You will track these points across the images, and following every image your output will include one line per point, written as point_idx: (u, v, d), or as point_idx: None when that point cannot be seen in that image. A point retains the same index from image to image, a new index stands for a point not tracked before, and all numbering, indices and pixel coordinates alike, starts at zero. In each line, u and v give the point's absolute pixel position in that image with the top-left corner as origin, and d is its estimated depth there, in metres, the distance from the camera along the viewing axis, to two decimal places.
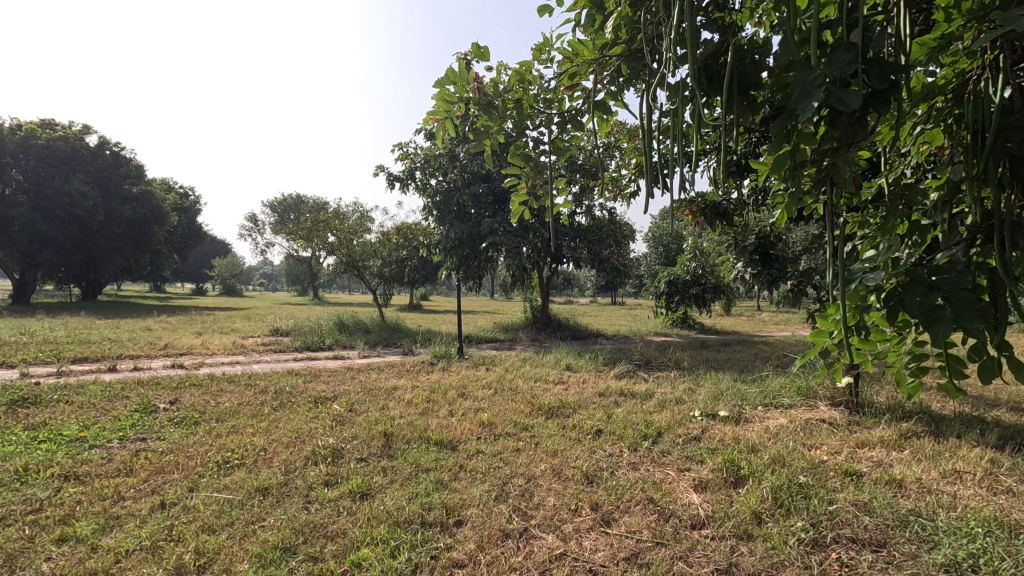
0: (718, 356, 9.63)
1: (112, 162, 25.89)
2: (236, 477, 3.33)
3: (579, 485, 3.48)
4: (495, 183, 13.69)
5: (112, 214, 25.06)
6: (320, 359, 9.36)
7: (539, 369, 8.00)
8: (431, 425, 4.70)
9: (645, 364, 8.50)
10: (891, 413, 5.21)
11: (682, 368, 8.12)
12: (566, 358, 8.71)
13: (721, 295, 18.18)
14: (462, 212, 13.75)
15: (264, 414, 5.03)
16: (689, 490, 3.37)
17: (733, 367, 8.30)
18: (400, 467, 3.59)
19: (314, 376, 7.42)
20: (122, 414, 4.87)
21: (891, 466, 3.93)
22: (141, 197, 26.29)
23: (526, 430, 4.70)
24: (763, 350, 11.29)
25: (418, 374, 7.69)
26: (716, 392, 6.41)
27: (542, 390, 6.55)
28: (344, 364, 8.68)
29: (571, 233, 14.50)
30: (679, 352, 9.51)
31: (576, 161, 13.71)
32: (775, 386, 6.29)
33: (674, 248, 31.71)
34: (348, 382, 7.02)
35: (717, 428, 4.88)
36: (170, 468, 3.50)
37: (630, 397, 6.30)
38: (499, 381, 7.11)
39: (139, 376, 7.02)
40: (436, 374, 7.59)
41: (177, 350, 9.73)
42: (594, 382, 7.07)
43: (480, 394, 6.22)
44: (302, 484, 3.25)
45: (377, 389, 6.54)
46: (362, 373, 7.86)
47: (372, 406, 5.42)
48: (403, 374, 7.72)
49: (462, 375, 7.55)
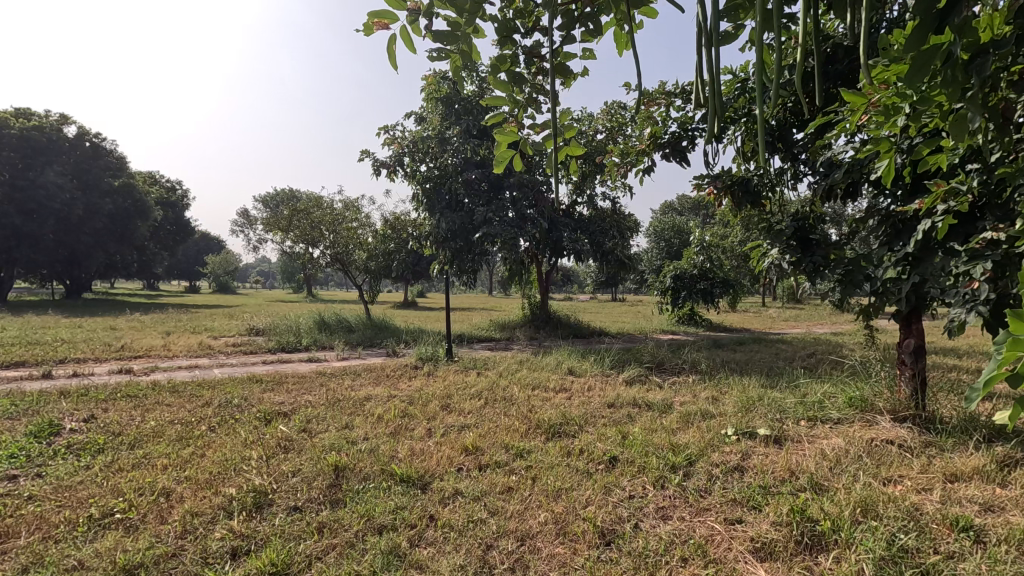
0: (736, 358, 8.64)
1: (91, 154, 24.77)
2: (105, 545, 2.34)
3: (592, 549, 2.50)
4: (490, 169, 12.67)
5: (92, 208, 23.95)
6: (293, 362, 8.34)
7: (537, 373, 7.00)
8: (401, 452, 3.71)
9: (657, 368, 7.51)
10: (970, 431, 4.23)
11: (699, 372, 7.14)
12: (568, 361, 7.71)
13: (730, 290, 17.20)
14: (454, 201, 12.74)
15: (194, 435, 4.04)
16: (748, 559, 2.39)
17: (757, 372, 7.32)
18: (345, 524, 2.60)
19: (277, 382, 6.39)
20: (10, 438, 3.86)
21: (1006, 511, 2.95)
22: (122, 191, 25.19)
23: (520, 457, 3.72)
24: (782, 350, 10.32)
25: (399, 381, 6.70)
26: (747, 403, 5.43)
27: (541, 400, 5.57)
28: (319, 368, 7.70)
29: (571, 225, 13.51)
30: (693, 353, 8.52)
31: None
32: (817, 395, 5.30)
33: (677, 242, 30.91)
34: (315, 391, 6.02)
35: (761, 453, 3.90)
36: (22, 528, 2.52)
37: (644, 409, 5.31)
38: (491, 388, 6.12)
39: (68, 384, 5.99)
40: (419, 381, 6.59)
41: (133, 352, 8.68)
42: (601, 390, 6.07)
43: (468, 406, 5.24)
44: (195, 559, 2.27)
45: (347, 399, 5.54)
46: (334, 378, 6.86)
47: (334, 424, 4.43)
48: (382, 380, 6.73)
49: (450, 381, 6.56)
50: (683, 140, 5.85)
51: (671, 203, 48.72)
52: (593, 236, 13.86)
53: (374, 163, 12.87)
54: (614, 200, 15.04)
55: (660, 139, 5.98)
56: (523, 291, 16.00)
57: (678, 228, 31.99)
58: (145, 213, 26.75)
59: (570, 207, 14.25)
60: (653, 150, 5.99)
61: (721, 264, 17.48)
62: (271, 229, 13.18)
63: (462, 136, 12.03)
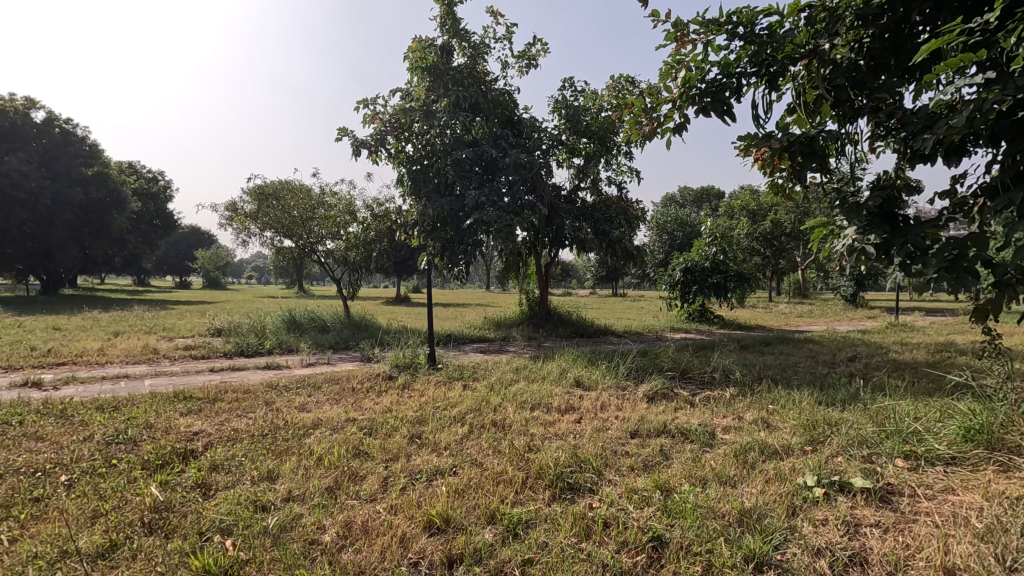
0: (770, 363, 7.32)
1: (60, 141, 23.18)
2: None
3: None
4: (482, 148, 11.30)
5: (62, 198, 22.46)
6: (246, 370, 7.00)
7: (535, 386, 5.68)
8: (330, 534, 2.42)
9: (682, 379, 6.19)
10: None
11: (735, 384, 5.84)
12: (574, 369, 6.40)
13: (744, 285, 15.92)
14: (442, 185, 11.41)
15: (27, 498, 2.71)
16: None
17: (803, 384, 6.03)
18: None
19: (210, 401, 5.06)
20: None
21: None
22: (95, 180, 23.63)
23: (514, 543, 2.41)
24: (814, 352, 9.04)
25: (365, 398, 5.37)
26: (811, 431, 4.16)
27: (544, 428, 4.26)
28: (273, 378, 6.38)
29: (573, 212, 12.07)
30: (721, 357, 7.20)
31: (582, 120, 12.05)
32: (907, 422, 4.02)
33: (679, 235, 29.94)
34: (252, 413, 4.68)
35: (874, 529, 2.62)
36: None
37: (680, 441, 4.01)
38: (478, 409, 4.80)
39: None
40: (390, 398, 5.28)
41: (58, 358, 7.32)
42: (619, 412, 4.77)
43: (445, 437, 3.92)
44: None
45: (288, 426, 4.22)
46: (285, 394, 5.51)
47: (248, 474, 3.11)
48: (343, 398, 5.41)
49: (428, 398, 5.25)
50: (725, 89, 4.52)
51: (672, 195, 47.39)
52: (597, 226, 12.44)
53: (352, 143, 11.48)
54: (619, 186, 13.70)
55: (694, 90, 4.64)
56: (520, 285, 14.69)
57: (681, 220, 30.74)
58: (120, 204, 25.19)
59: (571, 193, 12.90)
60: (685, 104, 4.67)
61: (734, 257, 16.21)
62: (236, 216, 11.76)
63: (450, 110, 10.65)
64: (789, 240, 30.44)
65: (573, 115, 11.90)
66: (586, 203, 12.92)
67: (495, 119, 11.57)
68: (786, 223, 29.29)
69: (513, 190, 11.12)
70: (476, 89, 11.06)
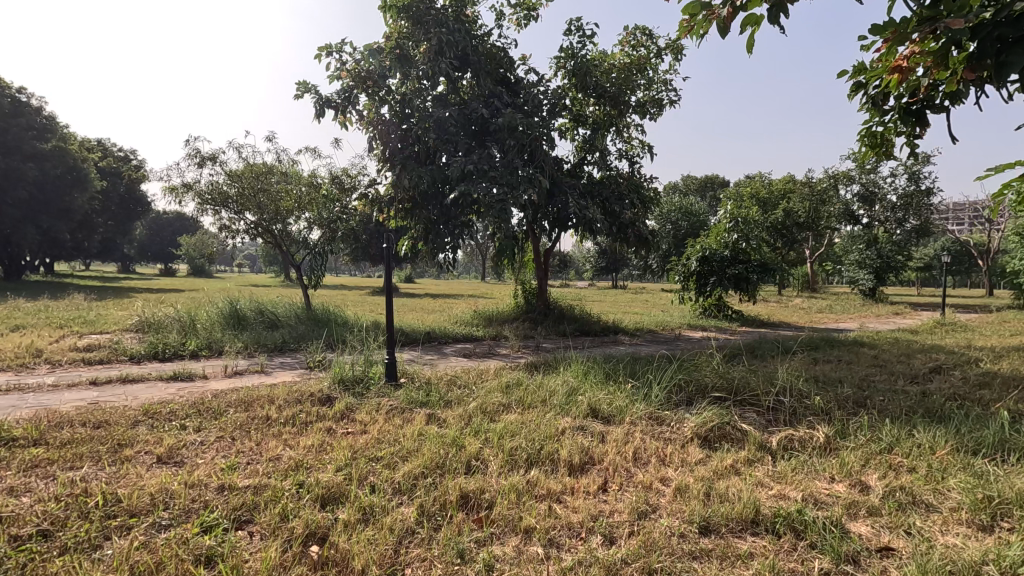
0: (843, 379, 5.53)
1: (11, 111, 21.04)
2: None
3: None
4: (470, 107, 9.34)
5: (13, 174, 20.39)
6: (138, 384, 5.13)
7: (533, 420, 3.88)
8: None
9: (740, 406, 4.39)
10: None
11: (820, 416, 4.05)
12: (588, 389, 4.60)
13: (769, 277, 14.10)
14: (423, 152, 9.55)
15: None
16: None
17: (913, 416, 4.24)
18: None
19: (18, 447, 3.21)
20: None
21: None
22: (53, 155, 21.60)
23: None
24: (879, 359, 7.28)
25: (276, 439, 3.55)
26: (1016, 531, 2.39)
27: (550, 518, 2.47)
28: (163, 399, 4.52)
29: (579, 187, 10.20)
30: (781, 369, 5.41)
31: (590, 78, 10.17)
32: None
33: (684, 225, 28.49)
34: (69, 471, 2.86)
35: None
36: None
37: (792, 554, 2.24)
38: (442, 468, 3.01)
39: None
40: (312, 441, 3.47)
41: None
42: (666, 478, 2.99)
43: (367, 548, 2.14)
44: None
45: (97, 508, 2.41)
46: (155, 431, 3.66)
47: None
48: (242, 438, 3.58)
49: (368, 442, 3.44)
50: None
51: (675, 184, 45.49)
52: (607, 205, 10.54)
53: (314, 102, 9.51)
54: (630, 162, 11.87)
55: None
56: (515, 275, 12.85)
57: (687, 208, 28.87)
58: (81, 182, 23.14)
59: (576, 167, 11.04)
60: None
61: (757, 245, 14.40)
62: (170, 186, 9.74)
63: (431, 60, 8.81)
64: (802, 231, 28.68)
65: (580, 70, 10.02)
66: (593, 179, 11.06)
67: (488, 75, 9.66)
68: (800, 212, 27.50)
69: (508, 158, 9.25)
70: (465, 35, 9.14)
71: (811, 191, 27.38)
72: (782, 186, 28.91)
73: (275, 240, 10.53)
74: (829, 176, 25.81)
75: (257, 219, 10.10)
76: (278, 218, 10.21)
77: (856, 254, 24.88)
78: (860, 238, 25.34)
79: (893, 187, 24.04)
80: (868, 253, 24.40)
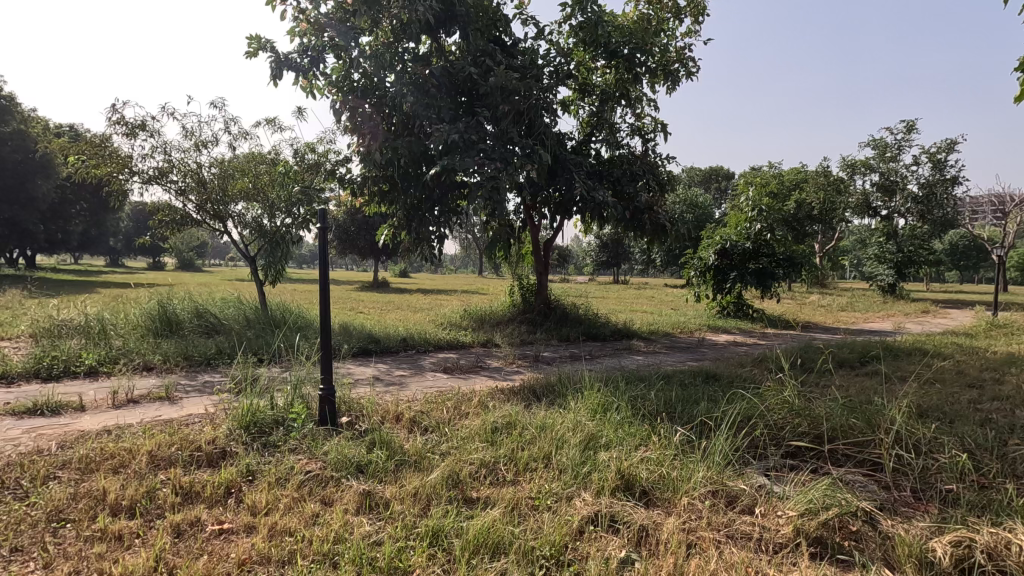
0: (955, 413, 4.05)
1: None
2: None
3: None
4: (456, 66, 7.77)
5: None
6: None
7: (531, 507, 2.42)
8: None
9: (841, 470, 2.93)
10: None
11: (981, 497, 2.59)
12: (614, 438, 3.13)
13: (794, 272, 12.63)
14: (403, 123, 8.03)
15: None
16: None
17: None
18: None
19: None
20: None
21: None
22: (13, 139, 20.00)
23: None
24: (967, 375, 5.80)
25: (87, 551, 2.06)
26: None
27: None
28: None
29: (586, 165, 8.68)
30: (873, 400, 3.93)
31: (599, 37, 8.60)
32: None
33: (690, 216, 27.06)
34: None
35: None
36: None
37: None
38: None
39: None
40: (146, 557, 2.00)
41: None
42: None
43: None
44: None
45: None
46: None
47: None
48: (32, 546, 2.09)
49: (243, 564, 1.97)
50: None
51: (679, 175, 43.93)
52: (618, 187, 8.99)
53: (270, 63, 7.90)
54: (643, 140, 10.32)
55: None
56: (511, 270, 11.36)
57: (693, 200, 27.86)
58: (46, 168, 21.53)
59: (580, 144, 9.48)
60: None
61: (781, 236, 12.88)
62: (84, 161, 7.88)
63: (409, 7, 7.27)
64: (815, 222, 27.23)
65: (588, 24, 8.42)
66: (600, 159, 9.50)
67: (479, 30, 8.10)
68: (814, 203, 26.05)
69: (501, 129, 7.71)
70: None
71: (826, 180, 25.87)
72: (794, 176, 27.48)
73: (225, 232, 8.69)
74: (846, 164, 24.30)
75: (198, 204, 8.24)
76: (225, 202, 8.40)
77: (875, 248, 23.73)
78: (879, 231, 23.97)
79: (915, 176, 22.60)
80: (888, 246, 23.21)
